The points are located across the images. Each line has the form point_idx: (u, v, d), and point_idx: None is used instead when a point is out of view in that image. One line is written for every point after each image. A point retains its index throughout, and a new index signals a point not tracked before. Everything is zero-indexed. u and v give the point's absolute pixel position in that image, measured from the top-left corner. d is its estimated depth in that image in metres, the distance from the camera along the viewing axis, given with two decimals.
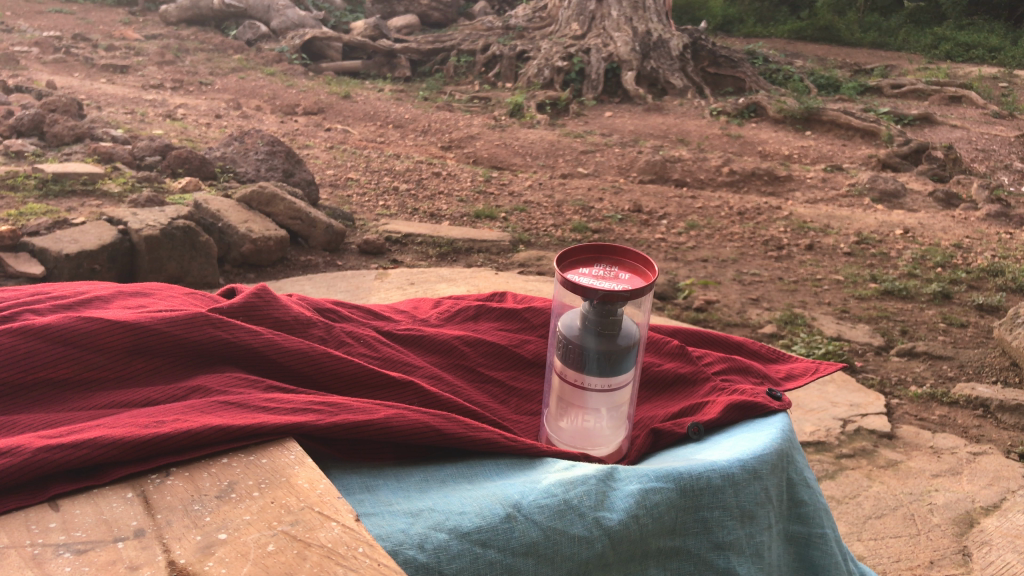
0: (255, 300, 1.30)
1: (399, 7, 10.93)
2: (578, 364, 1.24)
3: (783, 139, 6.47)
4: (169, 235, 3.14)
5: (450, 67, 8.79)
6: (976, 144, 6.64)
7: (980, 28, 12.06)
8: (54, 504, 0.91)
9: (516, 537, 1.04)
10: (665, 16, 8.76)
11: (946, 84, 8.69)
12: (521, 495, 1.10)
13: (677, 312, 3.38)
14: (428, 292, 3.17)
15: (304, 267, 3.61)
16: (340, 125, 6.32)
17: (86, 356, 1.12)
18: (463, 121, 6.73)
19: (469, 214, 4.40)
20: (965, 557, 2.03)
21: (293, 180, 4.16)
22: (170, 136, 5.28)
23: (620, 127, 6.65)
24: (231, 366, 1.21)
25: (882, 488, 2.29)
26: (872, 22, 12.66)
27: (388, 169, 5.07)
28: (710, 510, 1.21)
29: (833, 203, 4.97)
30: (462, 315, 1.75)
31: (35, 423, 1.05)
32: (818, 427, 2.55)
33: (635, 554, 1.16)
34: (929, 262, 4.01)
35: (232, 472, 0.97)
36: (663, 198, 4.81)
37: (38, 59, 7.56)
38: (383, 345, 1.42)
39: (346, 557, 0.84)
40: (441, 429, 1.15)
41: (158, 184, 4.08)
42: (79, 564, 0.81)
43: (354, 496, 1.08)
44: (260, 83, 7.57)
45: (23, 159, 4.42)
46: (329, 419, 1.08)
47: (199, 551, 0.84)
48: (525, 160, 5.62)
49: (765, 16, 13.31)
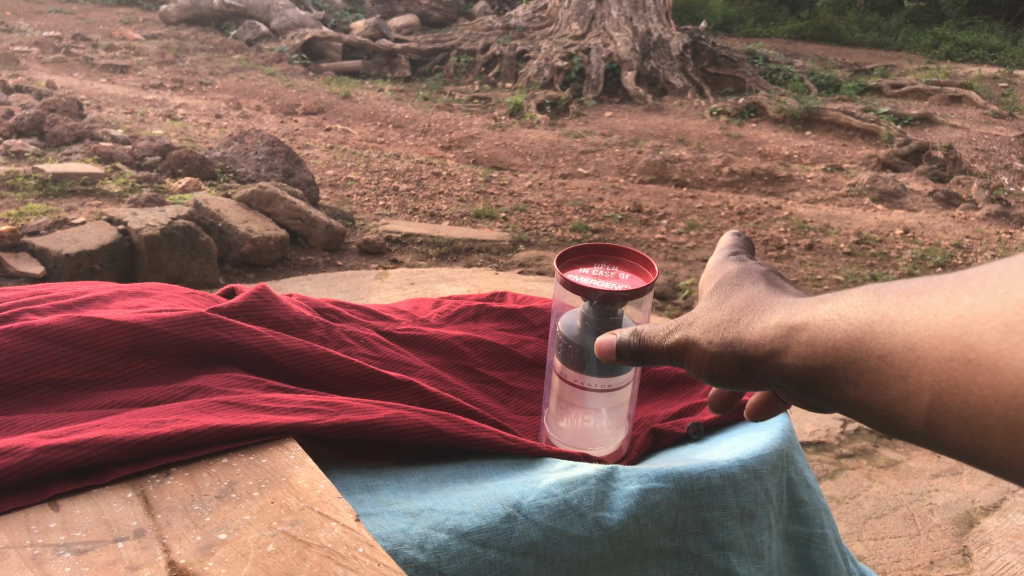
0: (254, 300, 1.29)
1: (399, 7, 10.94)
2: (577, 364, 1.24)
3: (783, 139, 6.47)
4: (168, 235, 3.14)
5: (450, 67, 8.80)
6: (976, 144, 6.63)
7: (980, 28, 12.07)
8: (54, 504, 0.90)
9: (516, 536, 1.05)
10: (665, 16, 8.74)
11: (946, 84, 8.68)
12: (521, 494, 1.09)
13: (677, 312, 3.38)
14: (428, 292, 3.17)
15: (304, 267, 3.61)
16: (340, 125, 6.32)
17: (86, 355, 1.12)
18: (463, 121, 6.74)
19: (469, 214, 4.40)
20: (965, 557, 2.03)
21: (293, 180, 4.15)
22: (170, 136, 5.28)
23: (620, 127, 6.65)
24: (230, 366, 1.21)
25: (882, 488, 2.29)
26: (872, 22, 12.66)
27: (388, 169, 5.08)
28: (710, 510, 1.21)
29: (833, 203, 4.97)
30: (462, 315, 1.75)
31: (34, 423, 1.04)
32: (818, 427, 2.55)
33: (636, 553, 1.16)
34: (929, 262, 4.01)
35: (232, 472, 0.97)
36: (663, 198, 4.81)
37: (38, 59, 7.56)
38: (384, 345, 1.43)
39: (346, 557, 0.83)
40: (441, 429, 1.15)
41: (158, 185, 4.08)
42: (78, 564, 0.81)
43: (354, 495, 1.08)
44: (260, 83, 7.57)
45: (22, 159, 4.42)
46: (329, 419, 1.08)
47: (199, 551, 0.83)
48: (525, 160, 5.63)
49: (765, 16, 13.32)
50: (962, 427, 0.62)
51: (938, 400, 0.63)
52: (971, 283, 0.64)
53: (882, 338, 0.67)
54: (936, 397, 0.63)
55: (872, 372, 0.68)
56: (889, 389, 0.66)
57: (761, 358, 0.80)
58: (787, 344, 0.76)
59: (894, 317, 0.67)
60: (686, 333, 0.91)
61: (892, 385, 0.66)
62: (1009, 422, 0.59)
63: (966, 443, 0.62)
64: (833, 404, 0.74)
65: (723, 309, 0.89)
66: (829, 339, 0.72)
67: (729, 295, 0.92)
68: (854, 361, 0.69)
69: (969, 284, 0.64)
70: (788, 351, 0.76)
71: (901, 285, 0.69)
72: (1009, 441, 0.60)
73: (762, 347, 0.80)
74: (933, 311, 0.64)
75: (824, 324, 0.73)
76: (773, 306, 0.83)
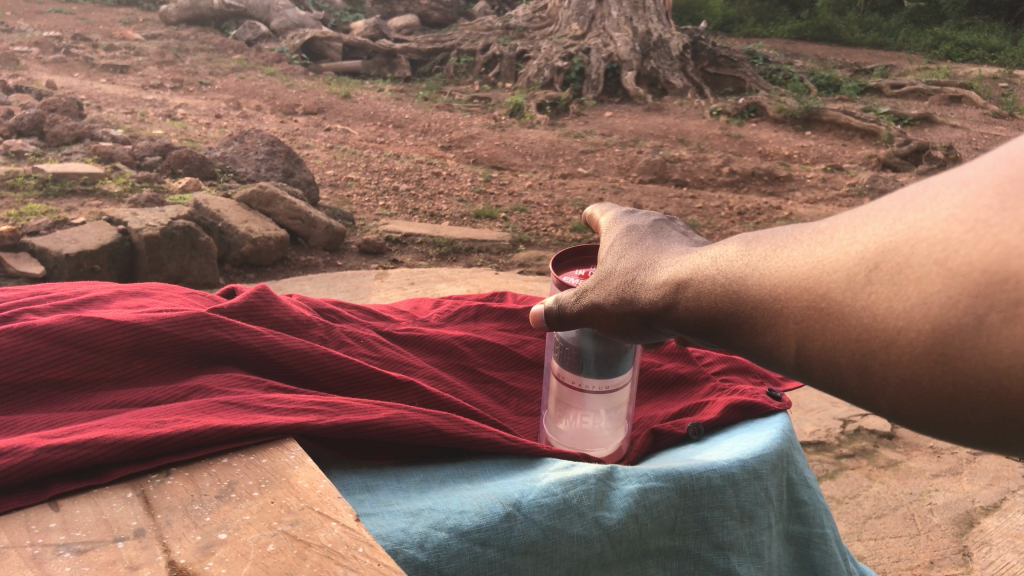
0: (255, 300, 1.29)
1: (399, 7, 10.94)
2: (575, 367, 1.25)
3: (783, 139, 6.47)
4: (168, 235, 3.14)
5: (450, 67, 8.80)
6: (976, 144, 6.64)
7: (980, 28, 12.07)
8: (54, 504, 0.90)
9: (516, 535, 1.05)
10: (665, 16, 8.73)
11: (946, 84, 8.69)
12: (521, 493, 1.09)
13: None
14: (428, 292, 3.17)
15: (304, 267, 3.61)
16: (340, 125, 6.33)
17: (85, 355, 1.12)
18: (463, 121, 6.75)
19: (470, 214, 4.40)
20: (965, 557, 2.03)
21: (293, 180, 4.15)
22: (170, 136, 5.28)
23: (620, 127, 6.65)
24: (229, 366, 1.21)
25: (882, 488, 2.29)
26: (872, 22, 12.66)
27: (388, 169, 5.08)
28: (710, 510, 1.21)
29: (833, 203, 4.97)
30: (462, 316, 1.75)
31: (34, 423, 1.04)
32: (818, 427, 2.55)
33: (635, 553, 1.16)
34: None
35: (232, 472, 0.97)
36: (663, 198, 4.82)
37: (38, 59, 7.56)
38: (383, 345, 1.43)
39: (346, 557, 0.83)
40: (441, 429, 1.15)
41: (158, 184, 4.08)
42: (78, 564, 0.81)
43: (354, 495, 1.08)
44: (260, 83, 7.57)
45: (23, 159, 4.42)
46: (329, 419, 1.08)
47: (199, 551, 0.83)
48: (525, 160, 5.63)
49: (765, 16, 13.32)
50: (821, 367, 0.65)
51: (801, 340, 0.67)
52: (825, 235, 0.68)
53: (754, 288, 0.72)
54: (799, 337, 0.67)
55: (748, 318, 0.72)
56: (761, 335, 0.71)
57: (657, 312, 0.85)
58: (677, 296, 0.81)
59: (762, 270, 0.71)
60: (591, 297, 0.96)
61: (762, 328, 0.70)
62: (856, 360, 0.62)
63: (825, 382, 0.66)
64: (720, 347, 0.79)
65: (620, 266, 0.94)
66: (710, 292, 0.76)
67: (626, 251, 0.96)
68: (734, 309, 0.74)
69: (822, 236, 0.68)
70: (679, 304, 0.81)
71: (771, 239, 0.74)
72: (860, 378, 0.62)
73: (657, 302, 0.85)
74: (796, 263, 0.69)
75: (706, 276, 0.78)
76: (664, 261, 0.87)
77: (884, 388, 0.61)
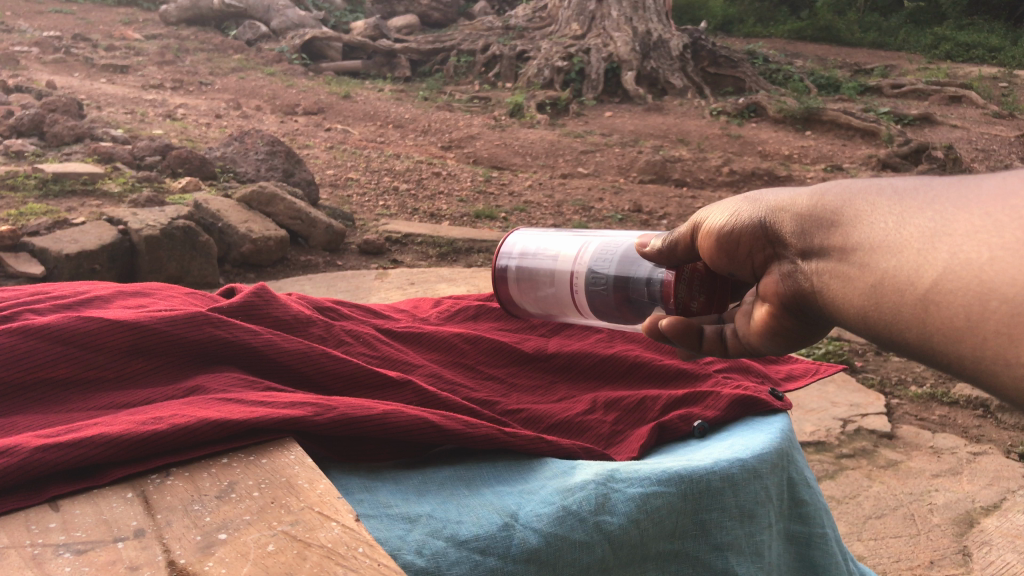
0: (254, 300, 1.29)
1: (399, 7, 10.94)
2: None
3: (783, 139, 6.47)
4: (168, 235, 3.14)
5: (450, 67, 8.80)
6: (976, 144, 6.63)
7: (980, 28, 12.05)
8: (53, 504, 0.90)
9: (516, 544, 1.04)
10: (665, 16, 8.72)
11: (946, 84, 8.68)
12: (519, 506, 1.10)
13: None
14: (428, 292, 3.17)
15: (304, 267, 3.61)
16: (340, 125, 6.33)
17: (88, 355, 1.12)
18: (463, 121, 6.74)
19: (470, 214, 4.40)
20: (965, 557, 2.03)
21: (293, 180, 4.15)
22: (170, 136, 5.28)
23: (620, 127, 6.65)
24: (229, 366, 1.21)
25: (882, 488, 2.29)
26: (872, 22, 12.65)
27: (388, 169, 5.08)
28: (710, 512, 1.21)
29: None
30: (462, 315, 1.76)
31: (34, 424, 1.04)
32: (818, 427, 2.55)
33: (635, 557, 1.16)
34: None
35: (232, 472, 0.97)
36: (663, 198, 4.82)
37: (38, 59, 7.56)
38: (382, 344, 1.42)
39: (346, 557, 0.83)
40: (440, 426, 1.14)
41: (158, 185, 4.08)
42: (78, 564, 0.81)
43: (353, 495, 1.07)
44: (260, 83, 7.56)
45: (22, 159, 4.42)
46: (328, 415, 1.07)
47: (199, 552, 0.83)
48: (525, 160, 5.63)
49: (765, 16, 13.31)
50: (957, 325, 0.64)
51: (940, 289, 0.66)
52: (1016, 195, 0.64)
53: (922, 221, 0.70)
54: (939, 286, 0.66)
55: (886, 263, 0.71)
56: (907, 269, 0.69)
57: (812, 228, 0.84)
58: (818, 235, 0.83)
59: (938, 203, 0.69)
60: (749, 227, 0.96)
61: (901, 272, 0.70)
62: (1001, 321, 0.61)
63: (950, 329, 0.65)
64: (836, 300, 0.79)
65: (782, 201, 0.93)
66: (857, 232, 0.77)
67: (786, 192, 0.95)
68: (872, 254, 0.73)
69: (1008, 197, 0.65)
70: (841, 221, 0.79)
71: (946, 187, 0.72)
72: (985, 340, 0.63)
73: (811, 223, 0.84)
74: (974, 211, 0.66)
75: (855, 216, 0.78)
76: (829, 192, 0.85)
77: (1017, 355, 0.61)
